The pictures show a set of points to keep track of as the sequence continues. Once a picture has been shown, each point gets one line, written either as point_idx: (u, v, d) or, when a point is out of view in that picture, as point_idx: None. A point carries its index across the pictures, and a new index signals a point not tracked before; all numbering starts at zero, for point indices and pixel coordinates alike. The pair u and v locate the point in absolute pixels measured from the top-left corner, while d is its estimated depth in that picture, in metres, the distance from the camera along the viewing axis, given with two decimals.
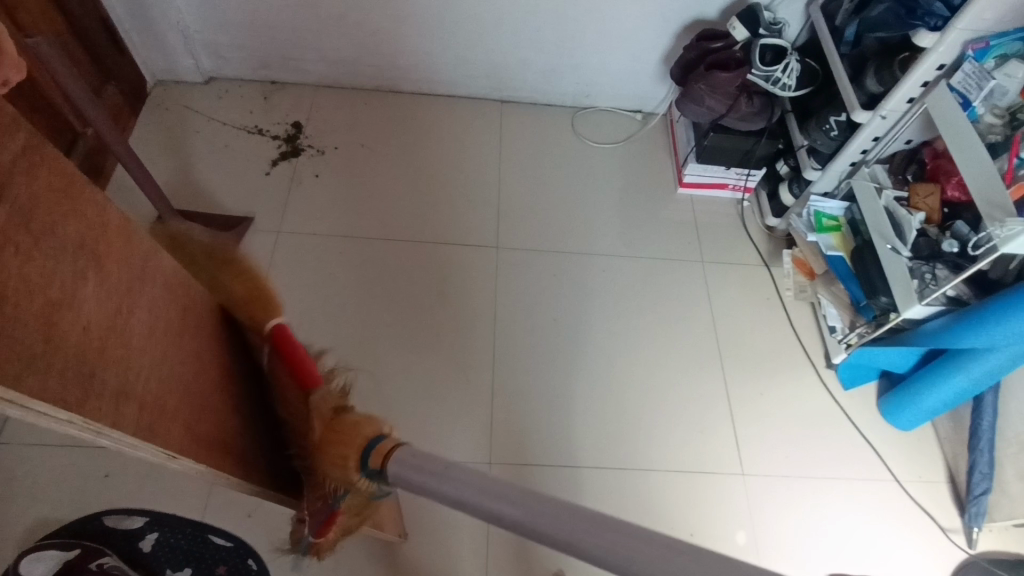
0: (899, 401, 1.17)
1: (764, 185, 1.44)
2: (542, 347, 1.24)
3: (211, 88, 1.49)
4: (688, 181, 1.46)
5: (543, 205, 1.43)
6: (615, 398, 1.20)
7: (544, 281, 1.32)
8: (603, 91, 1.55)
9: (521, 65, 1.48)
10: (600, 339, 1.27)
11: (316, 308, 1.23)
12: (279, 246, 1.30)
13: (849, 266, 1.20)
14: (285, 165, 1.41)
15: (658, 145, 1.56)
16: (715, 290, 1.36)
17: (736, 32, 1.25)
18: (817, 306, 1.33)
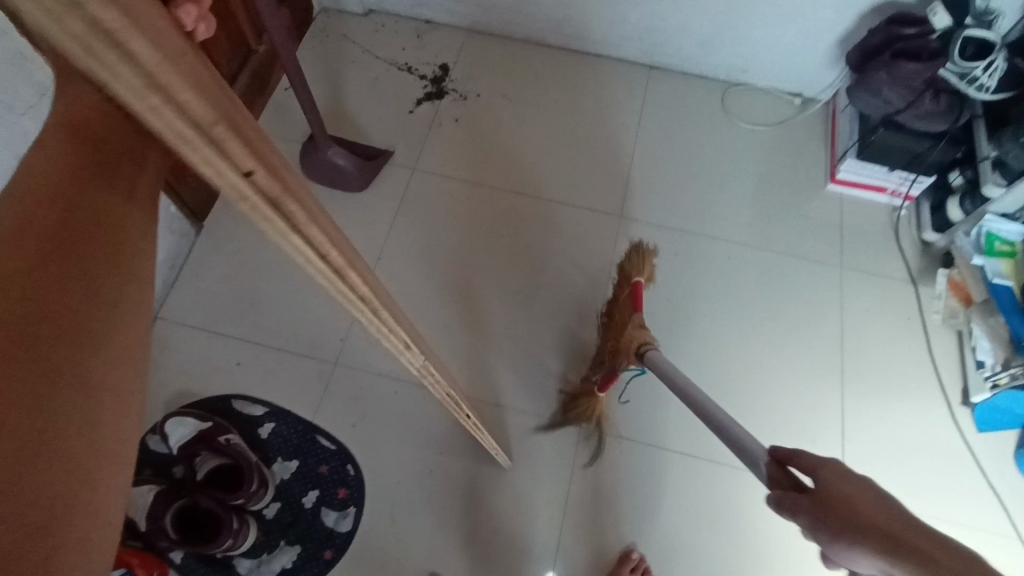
0: None
1: (929, 197, 1.31)
2: (650, 325, 1.22)
3: (370, 21, 1.55)
4: (840, 178, 1.35)
5: (677, 181, 1.38)
6: (717, 391, 1.17)
7: (663, 260, 1.29)
8: (762, 69, 1.44)
9: (678, 31, 1.41)
10: (712, 329, 1.22)
11: (438, 247, 1.28)
12: (412, 182, 1.35)
13: (1017, 300, 1.09)
14: (428, 105, 1.44)
15: (813, 135, 1.44)
16: (849, 300, 1.26)
17: (936, 19, 1.12)
18: (965, 337, 1.22)
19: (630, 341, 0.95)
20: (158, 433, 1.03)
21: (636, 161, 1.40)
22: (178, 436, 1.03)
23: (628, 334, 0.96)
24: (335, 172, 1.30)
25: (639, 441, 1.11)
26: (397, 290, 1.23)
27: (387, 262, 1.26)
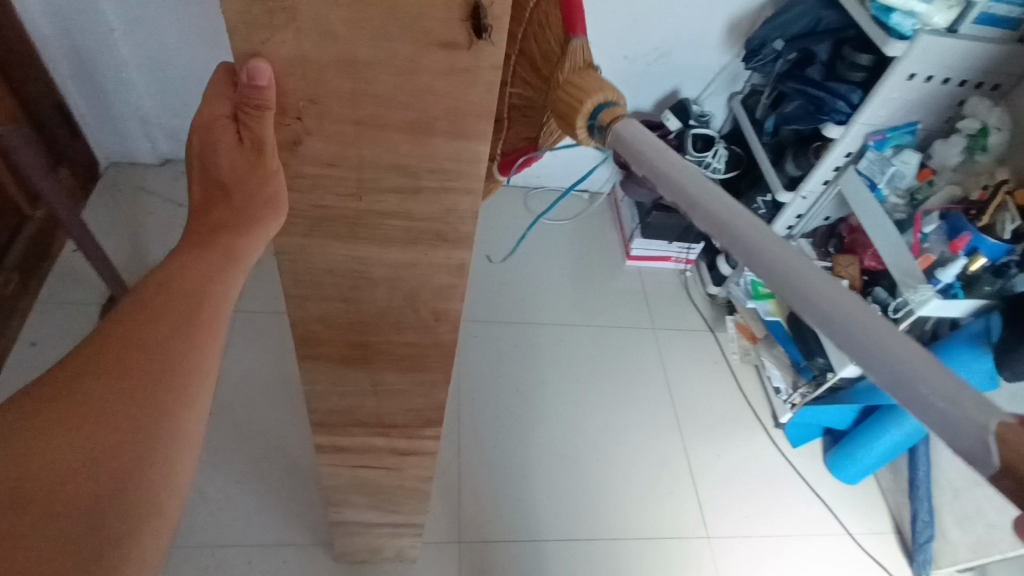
0: (841, 455, 1.25)
1: (704, 257, 1.57)
2: (505, 418, 1.26)
3: (166, 169, 1.50)
4: (633, 254, 1.55)
5: (501, 279, 1.48)
6: (577, 467, 1.22)
7: (505, 353, 1.36)
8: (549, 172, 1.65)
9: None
10: (561, 406, 1.30)
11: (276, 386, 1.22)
12: (238, 324, 1.29)
13: (786, 330, 1.31)
14: None
15: (605, 221, 1.66)
16: (665, 355, 1.43)
17: (670, 123, 1.39)
18: (760, 367, 1.43)
19: (565, 105, 0.45)
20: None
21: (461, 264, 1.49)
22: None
23: (555, 97, 0.46)
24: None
25: (517, 538, 1.12)
26: (237, 440, 1.14)
27: (222, 412, 1.16)
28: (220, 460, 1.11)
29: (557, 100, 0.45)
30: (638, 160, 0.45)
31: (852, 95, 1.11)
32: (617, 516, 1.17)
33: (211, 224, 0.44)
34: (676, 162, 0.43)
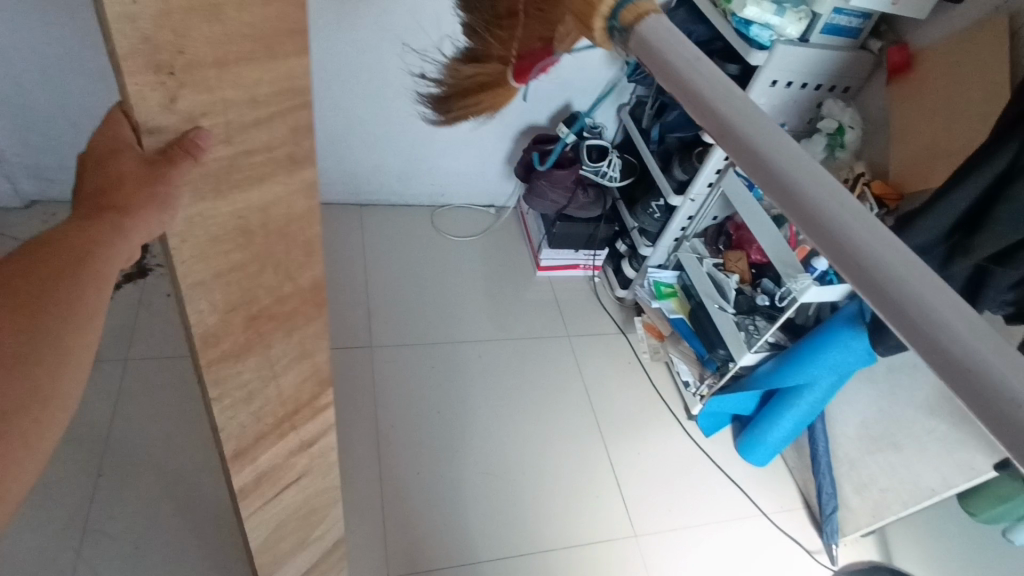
0: (751, 440, 1.31)
1: (609, 264, 1.62)
2: (425, 443, 1.23)
3: (32, 212, 1.37)
4: (540, 263, 1.58)
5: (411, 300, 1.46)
6: (502, 484, 1.21)
7: (398, 367, 1.33)
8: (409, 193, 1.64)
9: (336, 163, 1.50)
10: (482, 424, 1.29)
11: (174, 439, 1.13)
12: (127, 374, 1.19)
13: (689, 326, 1.39)
14: (129, 286, 1.31)
15: (505, 230, 1.68)
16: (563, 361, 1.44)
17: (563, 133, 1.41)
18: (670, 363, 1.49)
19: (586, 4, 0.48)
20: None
21: (340, 285, 1.45)
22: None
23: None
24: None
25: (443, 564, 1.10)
26: (126, 505, 1.04)
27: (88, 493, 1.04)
28: (96, 544, 0.99)
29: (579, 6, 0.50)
30: (667, 74, 0.44)
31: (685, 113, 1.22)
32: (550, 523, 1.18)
33: (101, 203, 0.39)
34: (699, 77, 0.42)
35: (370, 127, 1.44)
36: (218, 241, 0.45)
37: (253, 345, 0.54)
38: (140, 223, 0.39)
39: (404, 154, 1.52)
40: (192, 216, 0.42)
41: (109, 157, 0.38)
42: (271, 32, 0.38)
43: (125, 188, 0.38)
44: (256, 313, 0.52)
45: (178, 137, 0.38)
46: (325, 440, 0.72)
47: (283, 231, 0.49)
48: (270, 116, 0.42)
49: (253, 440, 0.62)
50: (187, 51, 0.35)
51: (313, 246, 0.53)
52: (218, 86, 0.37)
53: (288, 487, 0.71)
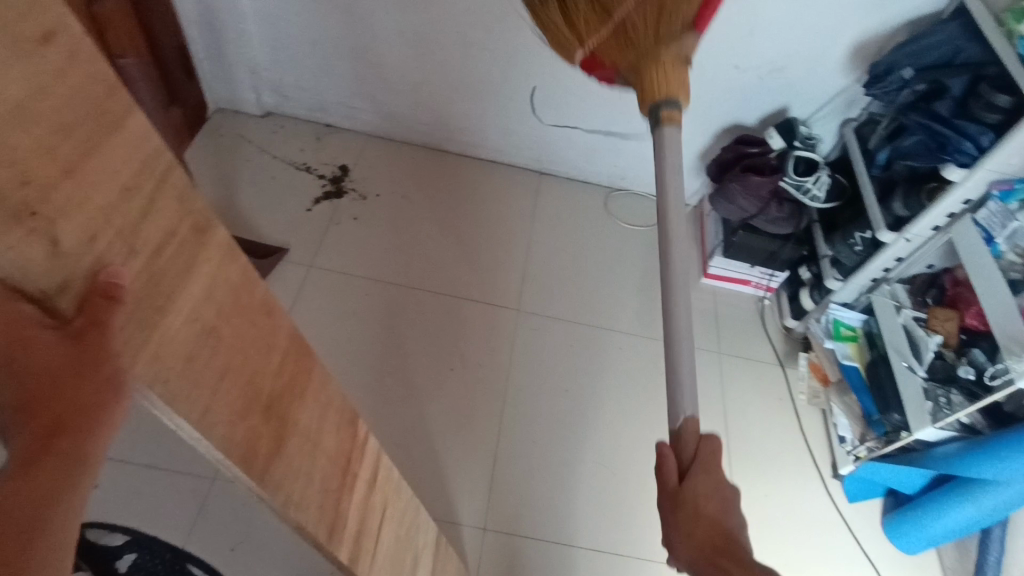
0: (902, 522, 1.22)
1: (786, 288, 1.59)
2: (748, 450, 1.35)
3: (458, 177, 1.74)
4: (711, 273, 1.60)
5: (738, 311, 1.59)
6: (817, 510, 1.29)
7: (608, 356, 1.45)
8: (639, 177, 1.75)
9: (563, 143, 1.69)
10: (792, 445, 1.37)
11: (553, 392, 1.37)
12: (521, 323, 1.46)
13: (863, 378, 1.32)
14: (518, 257, 1.58)
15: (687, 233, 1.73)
16: (729, 386, 1.45)
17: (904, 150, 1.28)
18: (828, 413, 1.41)
19: None
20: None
21: (551, 269, 1.57)
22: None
23: None
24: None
25: (613, 552, 1.20)
26: (517, 437, 1.29)
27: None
28: None
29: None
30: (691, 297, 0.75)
31: (982, 136, 1.06)
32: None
33: (269, 432, 0.49)
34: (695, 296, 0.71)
35: (688, 103, 1.53)
36: (308, 453, 0.57)
37: (343, 485, 0.64)
38: (291, 481, 0.53)
39: (716, 122, 1.56)
40: (299, 439, 0.55)
41: (263, 399, 0.48)
42: (189, 238, 0.38)
43: (265, 460, 0.49)
44: (334, 462, 0.62)
45: (240, 421, 0.45)
46: (383, 469, 0.74)
47: (311, 395, 0.58)
48: (229, 356, 0.43)
49: (336, 511, 0.62)
50: (200, 317, 0.39)
51: (317, 391, 0.59)
52: (211, 355, 0.41)
53: (381, 526, 0.74)
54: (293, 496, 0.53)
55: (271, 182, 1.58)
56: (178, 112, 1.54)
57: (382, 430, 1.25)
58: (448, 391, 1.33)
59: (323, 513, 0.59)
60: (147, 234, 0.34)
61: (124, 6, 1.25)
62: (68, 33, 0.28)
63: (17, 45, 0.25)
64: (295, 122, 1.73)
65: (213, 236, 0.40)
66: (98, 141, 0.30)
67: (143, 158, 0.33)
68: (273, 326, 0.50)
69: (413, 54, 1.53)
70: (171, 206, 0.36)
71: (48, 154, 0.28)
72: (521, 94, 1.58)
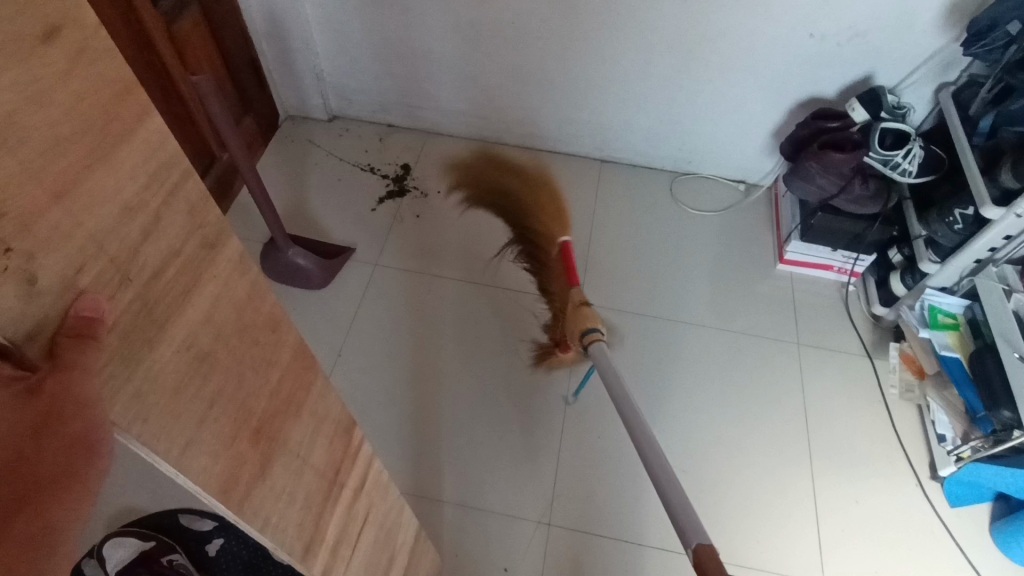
0: (1014, 529, 1.10)
1: (873, 273, 1.46)
2: (831, 447, 1.26)
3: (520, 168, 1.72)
4: (788, 258, 1.50)
5: (820, 299, 1.48)
6: (913, 513, 1.19)
7: (675, 347, 1.39)
8: (706, 159, 1.67)
9: (624, 129, 1.64)
10: (883, 443, 1.27)
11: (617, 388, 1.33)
12: None
13: (966, 370, 1.18)
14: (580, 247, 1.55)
15: (760, 217, 1.63)
16: (811, 379, 1.35)
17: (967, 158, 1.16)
18: (925, 408, 1.29)
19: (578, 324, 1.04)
20: (93, 556, 0.98)
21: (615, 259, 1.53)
22: (116, 559, 0.98)
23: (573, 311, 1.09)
24: (299, 272, 1.40)
25: (682, 551, 1.15)
26: (583, 431, 1.27)
27: (406, 414, 1.28)
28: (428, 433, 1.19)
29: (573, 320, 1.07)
30: None
31: None
32: (800, 547, 1.15)
33: (255, 457, 0.52)
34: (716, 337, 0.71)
35: (758, 77, 1.43)
36: (294, 471, 0.59)
37: (329, 496, 0.66)
38: (270, 504, 0.55)
39: (791, 96, 1.46)
40: (287, 459, 0.57)
41: (252, 423, 0.50)
42: (196, 252, 0.40)
43: (246, 485, 0.51)
44: (322, 475, 0.64)
45: (225, 450, 0.47)
46: (372, 475, 0.76)
47: (308, 409, 0.60)
48: (220, 382, 0.45)
49: (314, 528, 0.64)
50: (193, 345, 0.42)
51: (314, 405, 0.61)
52: (201, 386, 0.43)
53: (362, 528, 0.76)
54: (270, 514, 0.55)
55: (338, 184, 1.63)
56: (252, 121, 1.61)
57: (448, 425, 1.27)
58: (511, 384, 1.33)
59: (302, 529, 0.62)
60: (147, 256, 0.36)
61: (200, 24, 1.33)
62: (77, 25, 0.29)
63: (13, 49, 0.26)
64: (360, 124, 1.78)
65: (222, 248, 0.42)
66: (103, 156, 0.32)
67: (152, 172, 0.35)
68: (281, 342, 0.52)
69: (469, 50, 1.52)
70: (178, 219, 0.38)
71: (36, 180, 0.28)
72: (580, 81, 1.54)
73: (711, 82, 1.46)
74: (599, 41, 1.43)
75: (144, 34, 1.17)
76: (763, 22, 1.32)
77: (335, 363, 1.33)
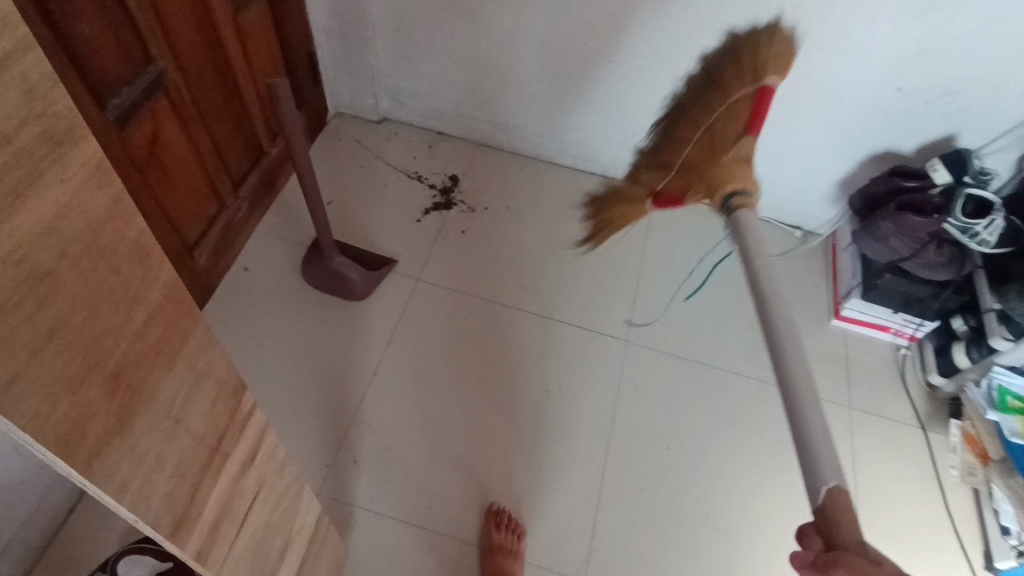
0: None
1: (932, 339, 1.39)
2: (877, 523, 1.20)
3: (572, 190, 1.65)
4: (843, 315, 1.45)
5: (873, 361, 1.42)
6: None
7: (723, 400, 1.33)
8: (765, 202, 1.61)
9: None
10: (934, 525, 1.21)
11: (659, 438, 1.27)
12: (629, 355, 1.37)
13: None
14: (631, 281, 1.49)
15: (816, 266, 1.57)
16: (861, 447, 1.29)
17: None
18: (983, 493, 1.23)
19: (722, 176, 0.85)
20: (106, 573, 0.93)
21: (664, 298, 1.47)
22: None
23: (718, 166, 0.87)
24: (342, 281, 1.35)
25: None
26: (621, 482, 1.21)
27: (436, 443, 1.22)
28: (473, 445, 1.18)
29: (719, 173, 0.85)
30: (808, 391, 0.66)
31: None
32: None
33: (111, 407, 0.48)
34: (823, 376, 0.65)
35: (834, 124, 1.37)
36: (165, 432, 0.55)
37: (207, 469, 0.63)
38: (131, 465, 0.52)
39: (864, 148, 1.40)
40: (156, 418, 0.54)
41: (109, 366, 0.47)
42: (34, 143, 0.36)
43: (98, 441, 0.47)
44: (201, 442, 0.61)
45: (68, 395, 0.43)
46: (264, 449, 0.74)
47: (185, 363, 0.55)
48: (64, 311, 0.41)
49: (189, 502, 0.61)
50: (26, 262, 0.37)
51: (196, 359, 0.57)
52: (36, 314, 0.39)
53: (250, 509, 0.75)
54: (136, 482, 0.53)
55: (383, 189, 1.58)
56: (303, 117, 1.56)
57: (481, 462, 1.21)
58: (551, 420, 1.27)
59: (173, 501, 0.59)
60: None
61: (265, 15, 1.28)
62: None
63: None
64: (408, 128, 1.73)
65: (72, 148, 0.38)
66: None
67: None
68: (149, 278, 0.48)
69: (534, 66, 1.47)
70: (11, 95, 0.33)
71: None
72: (645, 109, 1.48)
73: (781, 124, 1.41)
74: (675, 71, 1.37)
75: (211, 20, 1.11)
76: (849, 69, 1.26)
77: (370, 382, 1.27)
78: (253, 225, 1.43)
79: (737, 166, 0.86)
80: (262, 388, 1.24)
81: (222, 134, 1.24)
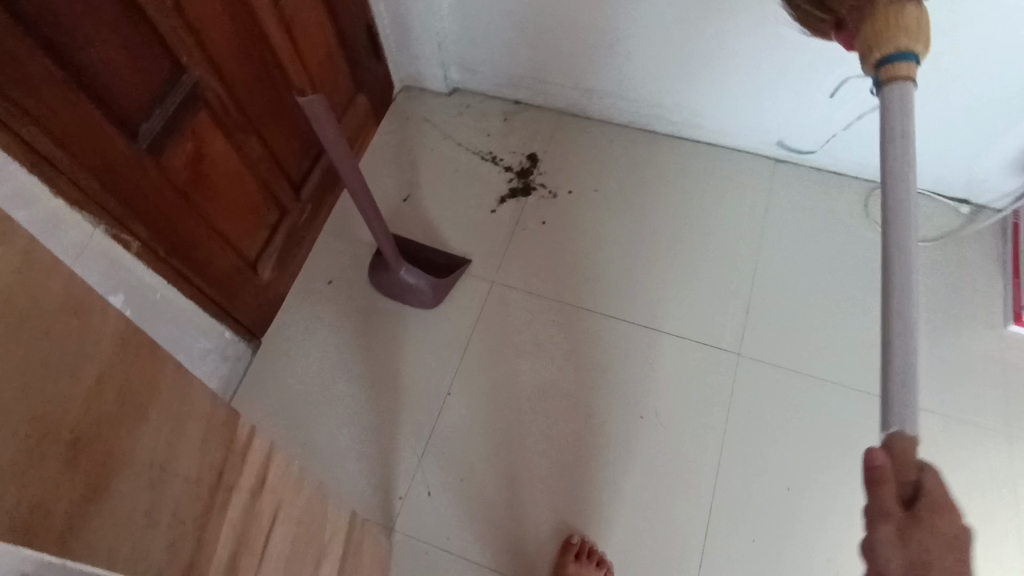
0: None
1: None
2: None
3: (671, 164, 1.41)
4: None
5: None
6: None
7: (856, 432, 1.12)
8: (921, 170, 1.28)
9: (817, 128, 1.28)
10: None
11: (775, 477, 1.09)
12: (738, 372, 1.17)
13: None
14: (740, 278, 1.27)
15: (986, 253, 1.25)
16: None
17: None
18: None
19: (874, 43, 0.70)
20: None
21: (782, 299, 1.24)
22: None
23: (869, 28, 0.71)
24: (413, 291, 1.25)
25: None
26: (726, 528, 1.06)
27: (516, 474, 1.12)
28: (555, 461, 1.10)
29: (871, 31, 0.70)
30: None
31: None
32: None
33: (77, 477, 0.37)
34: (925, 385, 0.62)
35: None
36: (152, 486, 0.43)
37: (211, 507, 0.48)
38: (109, 532, 0.38)
39: None
40: (137, 474, 0.41)
41: (67, 433, 0.37)
42: None
43: (68, 517, 0.36)
44: (196, 482, 0.47)
45: (9, 479, 0.33)
46: (274, 468, 0.58)
47: (159, 405, 0.44)
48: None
49: (196, 544, 0.46)
50: None
51: (171, 399, 0.45)
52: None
53: (280, 533, 0.60)
54: (132, 566, 0.40)
55: (454, 176, 1.42)
56: (365, 100, 1.42)
57: (566, 498, 1.10)
58: (645, 451, 1.13)
59: (175, 551, 0.44)
60: None
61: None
62: None
63: None
64: (481, 99, 1.53)
65: None
66: None
67: None
68: (92, 336, 0.39)
69: (624, 24, 1.22)
70: None
71: None
72: (764, 67, 1.19)
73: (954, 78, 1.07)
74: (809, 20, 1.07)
75: (253, 15, 0.98)
76: None
77: (444, 404, 1.18)
78: (319, 227, 1.35)
79: (894, 22, 0.69)
80: (333, 407, 1.19)
81: (275, 137, 1.14)
